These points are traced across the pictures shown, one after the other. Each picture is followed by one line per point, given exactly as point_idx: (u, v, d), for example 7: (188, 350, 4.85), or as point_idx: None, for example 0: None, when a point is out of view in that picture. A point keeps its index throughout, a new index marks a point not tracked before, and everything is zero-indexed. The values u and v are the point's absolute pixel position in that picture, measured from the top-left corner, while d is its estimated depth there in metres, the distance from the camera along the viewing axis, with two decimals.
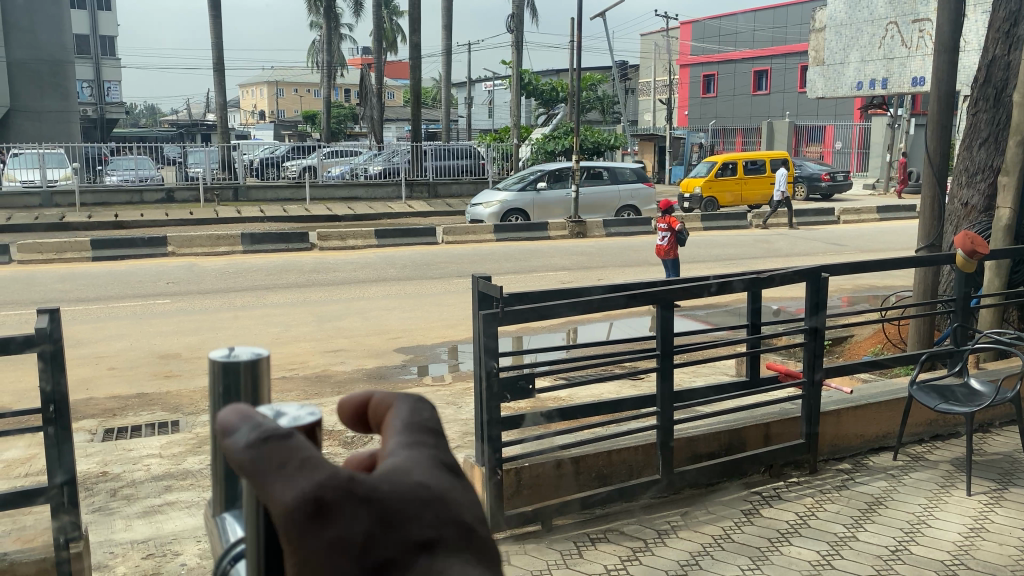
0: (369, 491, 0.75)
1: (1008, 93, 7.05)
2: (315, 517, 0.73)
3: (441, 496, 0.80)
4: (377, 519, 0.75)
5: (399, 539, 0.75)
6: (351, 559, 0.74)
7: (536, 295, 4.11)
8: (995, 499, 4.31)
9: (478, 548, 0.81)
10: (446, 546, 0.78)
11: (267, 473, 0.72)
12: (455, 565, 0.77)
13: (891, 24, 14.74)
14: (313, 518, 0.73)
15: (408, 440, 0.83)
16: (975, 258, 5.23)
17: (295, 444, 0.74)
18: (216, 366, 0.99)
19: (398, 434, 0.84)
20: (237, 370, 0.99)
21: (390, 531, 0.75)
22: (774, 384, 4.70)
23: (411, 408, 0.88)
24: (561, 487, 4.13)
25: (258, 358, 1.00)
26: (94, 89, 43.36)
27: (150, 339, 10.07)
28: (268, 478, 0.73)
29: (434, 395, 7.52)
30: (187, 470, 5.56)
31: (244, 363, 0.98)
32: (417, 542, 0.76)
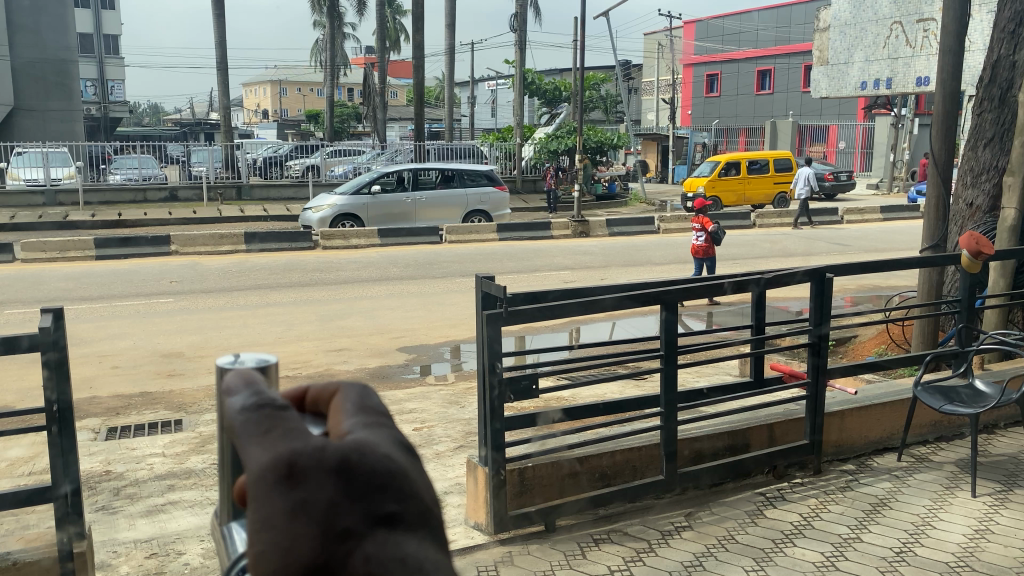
0: (333, 454, 0.75)
1: (1013, 93, 7.02)
2: (283, 480, 0.75)
3: (402, 470, 0.79)
4: (341, 480, 0.75)
5: (357, 507, 0.74)
6: (309, 525, 0.73)
7: (541, 295, 4.10)
8: (999, 501, 4.29)
9: (436, 529, 0.79)
10: (406, 518, 0.77)
11: (249, 435, 0.78)
12: (411, 539, 0.75)
13: (895, 23, 14.64)
14: (281, 477, 0.74)
15: (364, 421, 0.84)
16: (980, 258, 5.21)
17: (283, 417, 0.80)
18: (222, 373, 1.03)
19: (353, 416, 0.85)
20: (244, 381, 1.03)
21: (348, 495, 0.74)
22: (779, 385, 4.68)
23: (366, 399, 0.90)
24: (566, 488, 4.12)
25: (262, 367, 1.04)
26: (98, 87, 43.38)
27: (154, 338, 10.08)
28: (248, 440, 0.79)
29: (437, 395, 7.51)
30: (190, 469, 5.56)
31: (253, 368, 1.02)
32: (375, 510, 0.75)
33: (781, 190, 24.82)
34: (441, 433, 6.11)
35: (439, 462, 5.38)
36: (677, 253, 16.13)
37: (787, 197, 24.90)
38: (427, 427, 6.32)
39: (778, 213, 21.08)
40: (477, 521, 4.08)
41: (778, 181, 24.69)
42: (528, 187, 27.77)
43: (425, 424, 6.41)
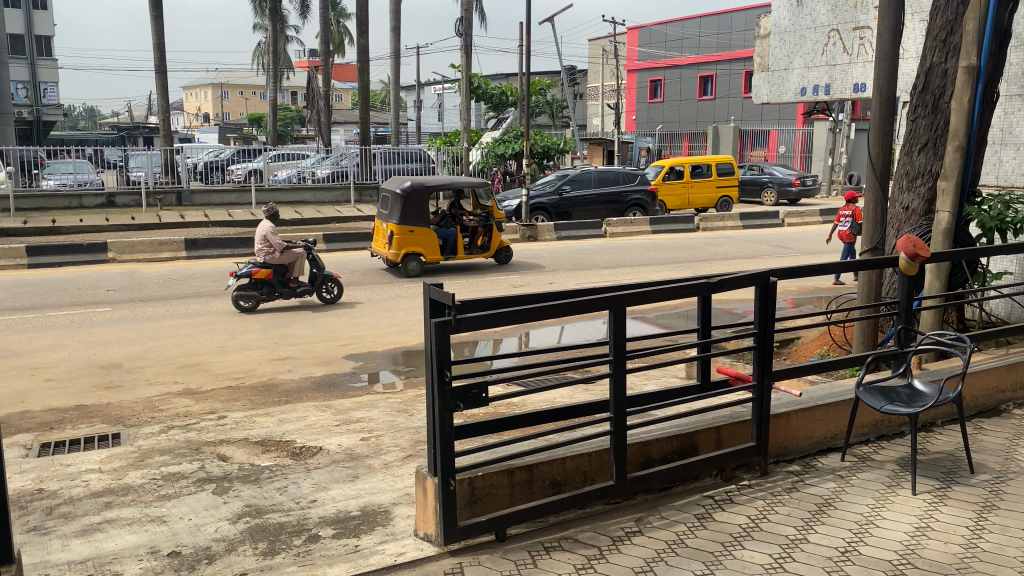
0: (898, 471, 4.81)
1: (945, 100, 7.19)
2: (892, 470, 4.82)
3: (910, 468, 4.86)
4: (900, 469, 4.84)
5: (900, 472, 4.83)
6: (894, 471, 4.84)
7: (488, 301, 4.05)
8: (938, 498, 4.40)
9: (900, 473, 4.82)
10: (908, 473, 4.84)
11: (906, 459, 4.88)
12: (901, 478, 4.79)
13: (832, 31, 12.02)
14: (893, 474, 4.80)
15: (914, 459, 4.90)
16: (916, 261, 5.32)
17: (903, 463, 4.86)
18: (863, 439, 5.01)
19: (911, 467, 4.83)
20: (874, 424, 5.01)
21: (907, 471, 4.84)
22: (725, 388, 4.71)
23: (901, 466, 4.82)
24: (513, 498, 4.07)
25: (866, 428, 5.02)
26: (29, 90, 41.86)
27: (89, 349, 9.77)
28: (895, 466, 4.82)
29: (385, 404, 7.42)
30: (129, 485, 5.37)
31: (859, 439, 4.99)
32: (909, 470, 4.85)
33: (724, 194, 25.06)
34: (389, 442, 6.03)
35: (387, 473, 5.29)
36: (626, 257, 16.29)
37: (730, 201, 25.14)
38: (374, 436, 6.22)
39: (721, 216, 21.54)
40: (426, 532, 4.04)
41: (721, 184, 24.96)
42: None
43: (372, 434, 6.32)
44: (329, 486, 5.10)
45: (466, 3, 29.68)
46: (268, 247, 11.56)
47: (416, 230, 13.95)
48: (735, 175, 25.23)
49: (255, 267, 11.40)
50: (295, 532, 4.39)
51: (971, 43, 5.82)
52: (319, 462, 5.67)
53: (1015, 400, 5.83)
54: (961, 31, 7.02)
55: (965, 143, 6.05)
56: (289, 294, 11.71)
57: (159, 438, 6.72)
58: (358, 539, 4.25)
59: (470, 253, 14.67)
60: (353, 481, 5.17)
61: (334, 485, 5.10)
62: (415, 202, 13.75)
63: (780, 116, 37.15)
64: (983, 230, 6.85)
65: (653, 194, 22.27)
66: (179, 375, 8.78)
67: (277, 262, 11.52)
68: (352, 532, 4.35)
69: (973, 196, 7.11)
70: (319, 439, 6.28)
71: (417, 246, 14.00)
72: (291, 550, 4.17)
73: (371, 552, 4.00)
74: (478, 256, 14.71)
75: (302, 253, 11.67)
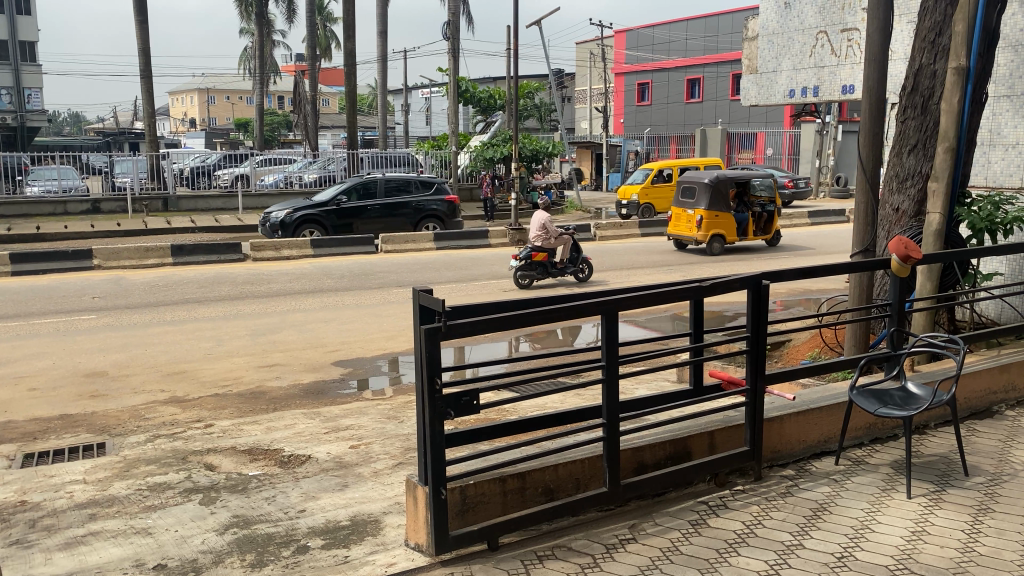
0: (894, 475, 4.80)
1: (934, 102, 7.18)
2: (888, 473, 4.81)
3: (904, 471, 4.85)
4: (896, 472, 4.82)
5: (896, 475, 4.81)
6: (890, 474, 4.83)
7: (478, 305, 3.99)
8: (934, 501, 4.37)
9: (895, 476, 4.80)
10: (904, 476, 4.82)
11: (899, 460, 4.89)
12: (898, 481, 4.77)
13: (820, 33, 12.06)
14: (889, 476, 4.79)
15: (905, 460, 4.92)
16: (908, 262, 5.30)
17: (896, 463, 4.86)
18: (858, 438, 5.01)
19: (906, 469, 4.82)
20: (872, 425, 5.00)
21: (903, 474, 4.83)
22: (718, 392, 4.66)
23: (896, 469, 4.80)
24: (505, 506, 4.01)
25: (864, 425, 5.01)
26: (13, 96, 41.55)
27: (75, 357, 9.65)
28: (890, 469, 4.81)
29: (375, 410, 7.35)
30: (114, 496, 5.27)
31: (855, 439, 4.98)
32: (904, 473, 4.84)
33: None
34: (379, 450, 5.96)
35: (378, 481, 5.22)
36: (614, 260, 16.26)
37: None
38: (364, 444, 6.15)
39: None
40: (417, 542, 3.97)
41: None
42: (465, 196, 27.83)
43: (362, 442, 6.24)
44: (318, 496, 5.02)
45: (453, 7, 29.67)
46: (544, 233, 13.39)
47: (719, 215, 16.98)
48: (724, 177, 25.28)
49: (535, 250, 13.30)
50: (284, 543, 4.32)
51: (960, 44, 5.82)
52: (308, 471, 5.59)
53: (1008, 401, 5.82)
54: (949, 32, 7.03)
55: (955, 143, 6.04)
56: (558, 274, 13.58)
57: (145, 447, 6.62)
58: (349, 549, 4.18)
59: (756, 235, 17.62)
60: (342, 490, 5.09)
61: (323, 495, 5.02)
62: (720, 191, 16.82)
63: (767, 119, 37.24)
64: (973, 230, 6.84)
65: (451, 203, 19.90)
66: (165, 383, 8.68)
67: (551, 246, 13.36)
68: (342, 543, 4.28)
69: (963, 196, 7.12)
70: (308, 447, 6.20)
71: (720, 228, 16.97)
72: (280, 562, 4.08)
73: (362, 563, 3.94)
74: (761, 238, 17.69)
75: (569, 240, 13.48)
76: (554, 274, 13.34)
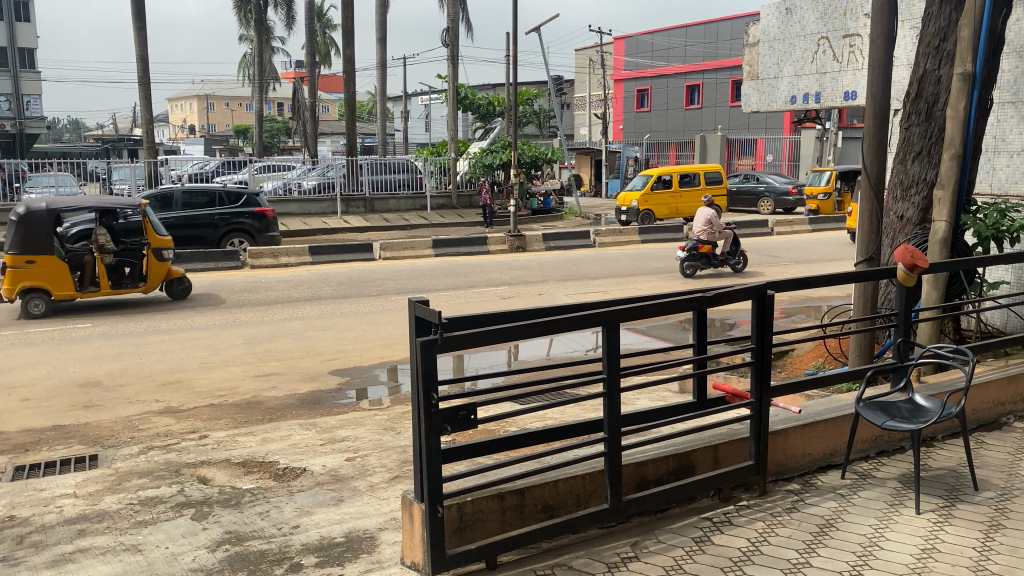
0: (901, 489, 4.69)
1: (939, 108, 7.10)
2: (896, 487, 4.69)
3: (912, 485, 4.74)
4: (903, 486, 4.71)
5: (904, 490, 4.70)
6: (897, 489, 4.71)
7: (476, 317, 3.89)
8: (943, 518, 4.25)
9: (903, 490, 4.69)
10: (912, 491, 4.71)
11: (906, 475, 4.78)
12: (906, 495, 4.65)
13: (822, 39, 11.84)
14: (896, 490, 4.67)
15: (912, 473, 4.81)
16: (915, 271, 5.20)
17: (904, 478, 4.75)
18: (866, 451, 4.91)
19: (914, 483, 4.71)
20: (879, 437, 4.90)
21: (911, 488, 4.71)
22: (721, 405, 4.56)
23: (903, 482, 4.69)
24: (503, 523, 3.90)
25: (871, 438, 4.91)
26: (12, 102, 41.45)
27: (69, 366, 9.53)
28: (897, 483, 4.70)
29: (372, 421, 7.24)
30: (104, 511, 5.16)
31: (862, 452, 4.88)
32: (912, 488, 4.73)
33: (713, 203, 25.06)
34: (375, 462, 5.86)
35: (373, 496, 5.10)
36: (614, 267, 16.17)
37: (718, 210, 25.13)
38: (360, 456, 6.05)
39: None
40: (413, 560, 3.87)
41: (708, 194, 24.98)
42: (464, 202, 27.76)
43: (358, 454, 6.13)
44: (312, 511, 4.91)
45: (452, 14, 29.63)
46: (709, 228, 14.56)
47: None
48: (723, 183, 25.21)
49: (701, 243, 14.55)
50: (277, 561, 4.20)
51: (966, 50, 5.73)
52: (302, 484, 5.48)
53: (1016, 412, 5.72)
54: (954, 38, 6.94)
55: (961, 150, 5.95)
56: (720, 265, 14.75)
57: (137, 460, 6.50)
58: (342, 568, 4.07)
59: None
60: (337, 505, 4.98)
61: (317, 510, 4.91)
62: None
63: (767, 125, 37.21)
64: (979, 239, 6.74)
65: (261, 217, 18.46)
66: (160, 393, 8.56)
67: (715, 239, 14.58)
68: (336, 560, 4.16)
69: (968, 204, 7.03)
70: (302, 460, 6.09)
71: None
72: None
73: None
74: None
75: (731, 233, 14.62)
76: (718, 264, 14.65)
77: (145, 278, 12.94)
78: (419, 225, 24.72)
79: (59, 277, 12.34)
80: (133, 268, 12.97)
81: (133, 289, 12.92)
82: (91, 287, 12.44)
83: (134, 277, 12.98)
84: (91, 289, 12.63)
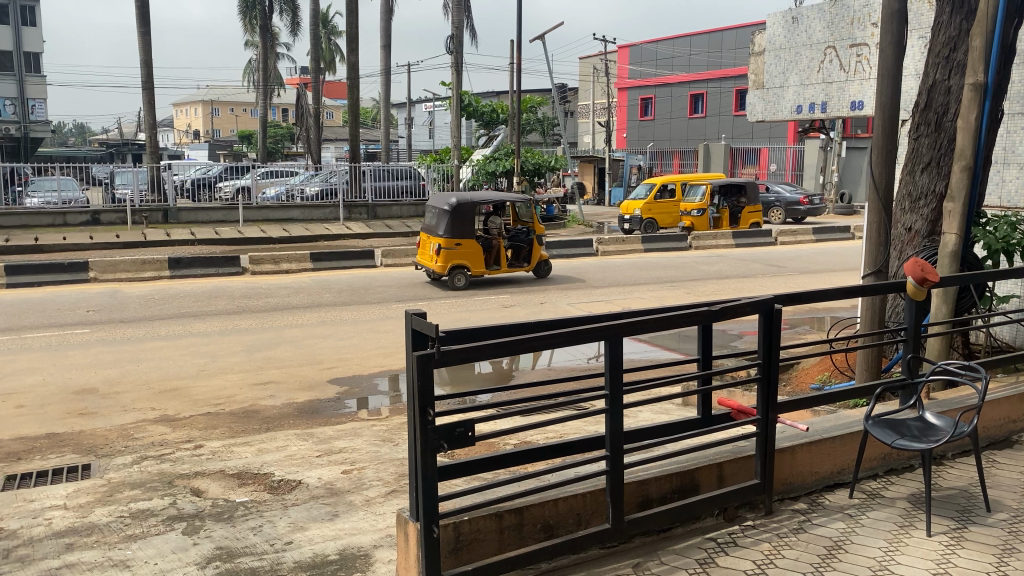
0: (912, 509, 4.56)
1: (949, 119, 6.99)
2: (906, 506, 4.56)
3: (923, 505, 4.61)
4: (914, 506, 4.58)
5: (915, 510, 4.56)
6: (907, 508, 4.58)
7: (474, 331, 3.79)
8: (955, 540, 4.12)
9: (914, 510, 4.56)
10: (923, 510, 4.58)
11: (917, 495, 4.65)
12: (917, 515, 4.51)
13: (828, 49, 11.72)
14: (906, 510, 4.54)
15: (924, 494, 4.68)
16: (925, 286, 5.07)
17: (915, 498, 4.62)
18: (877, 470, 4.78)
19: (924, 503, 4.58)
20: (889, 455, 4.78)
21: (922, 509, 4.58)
22: (726, 422, 4.44)
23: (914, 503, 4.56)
24: (502, 544, 3.78)
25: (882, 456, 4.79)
26: (17, 106, 41.45)
27: (65, 373, 9.43)
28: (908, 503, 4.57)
29: (370, 432, 7.12)
30: (94, 524, 5.04)
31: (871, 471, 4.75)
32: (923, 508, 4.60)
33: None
34: (372, 475, 5.74)
35: (369, 511, 4.99)
36: (617, 276, 16.05)
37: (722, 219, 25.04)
38: (357, 469, 5.93)
39: (714, 235, 21.34)
40: None
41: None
42: None
43: (354, 466, 6.02)
44: (306, 526, 4.79)
45: (456, 21, 29.58)
46: None
47: None
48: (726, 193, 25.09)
49: None
50: None
51: (977, 60, 5.63)
52: (297, 498, 5.35)
53: None
54: (965, 47, 6.85)
55: (972, 162, 5.84)
56: None
57: (130, 470, 6.39)
58: None
59: None
60: (332, 520, 4.86)
61: (311, 525, 4.79)
62: None
63: (771, 134, 37.14)
64: (988, 251, 6.64)
65: None
66: (156, 401, 8.45)
67: None
68: None
69: (977, 216, 6.92)
70: (298, 472, 5.97)
71: None
72: None
73: None
74: None
75: None
76: None
77: (529, 258, 15.30)
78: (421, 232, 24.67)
79: (479, 256, 14.68)
80: (521, 251, 15.41)
81: (522, 268, 15.32)
82: (497, 266, 14.89)
83: (520, 258, 15.38)
84: (498, 266, 14.99)
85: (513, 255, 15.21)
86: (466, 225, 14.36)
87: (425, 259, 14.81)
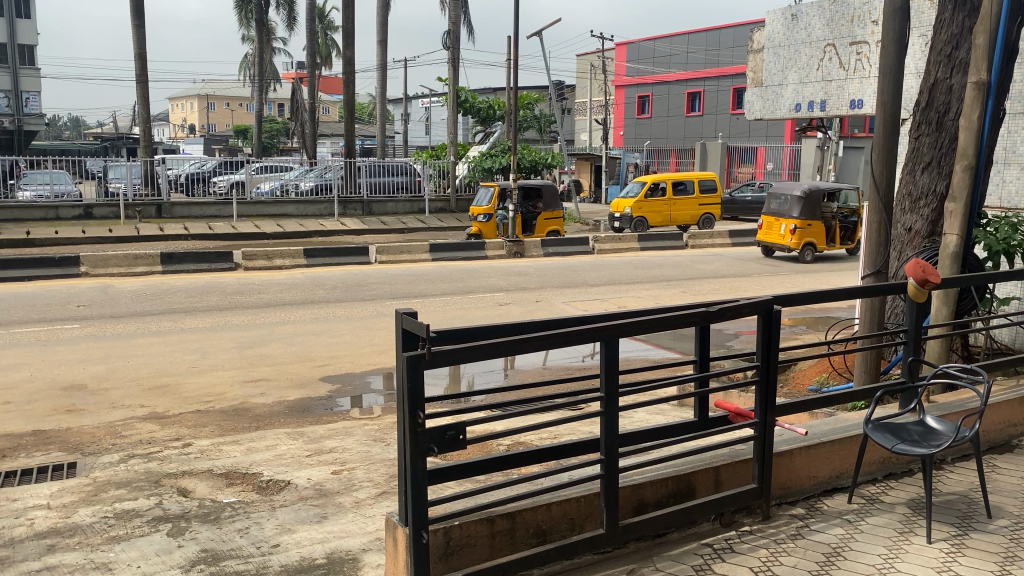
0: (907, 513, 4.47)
1: (951, 118, 6.90)
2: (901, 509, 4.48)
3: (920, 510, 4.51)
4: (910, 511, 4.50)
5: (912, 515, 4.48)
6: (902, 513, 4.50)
7: (467, 331, 3.69)
8: (956, 547, 4.04)
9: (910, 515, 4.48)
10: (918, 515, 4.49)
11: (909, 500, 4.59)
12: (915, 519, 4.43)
13: (828, 46, 11.62)
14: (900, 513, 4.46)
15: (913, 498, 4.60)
16: (926, 287, 4.98)
17: (910, 504, 4.54)
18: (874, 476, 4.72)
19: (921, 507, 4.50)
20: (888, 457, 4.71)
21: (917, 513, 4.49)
22: (724, 426, 4.34)
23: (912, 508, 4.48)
24: (491, 550, 3.68)
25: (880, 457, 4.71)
26: (10, 98, 41.10)
27: (53, 369, 9.31)
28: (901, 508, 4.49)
29: (361, 432, 7.01)
30: (76, 525, 4.93)
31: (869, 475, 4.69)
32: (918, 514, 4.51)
33: (707, 211, 24.82)
34: (362, 476, 5.64)
35: (359, 514, 4.88)
36: (613, 274, 15.96)
37: (712, 218, 24.93)
38: (347, 469, 5.83)
39: (710, 233, 21.27)
40: None
41: (703, 202, 24.76)
42: (462, 206, 27.56)
43: (345, 467, 5.92)
44: (294, 528, 4.69)
45: (453, 16, 29.44)
46: None
47: None
48: (718, 192, 25.02)
49: None
50: None
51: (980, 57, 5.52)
52: (285, 499, 5.25)
53: None
54: (967, 46, 6.76)
55: (974, 162, 5.75)
56: None
57: (117, 468, 6.27)
58: None
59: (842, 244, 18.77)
60: (321, 522, 4.77)
61: (299, 528, 4.69)
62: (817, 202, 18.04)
63: (768, 133, 37.06)
64: (989, 252, 6.55)
65: None
66: (145, 398, 8.33)
67: None
68: None
69: (978, 217, 6.84)
70: (287, 472, 5.87)
71: None
72: None
73: None
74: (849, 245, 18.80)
75: None
76: None
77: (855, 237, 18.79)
78: (417, 228, 24.59)
79: (823, 234, 18.15)
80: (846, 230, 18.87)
81: (848, 245, 18.75)
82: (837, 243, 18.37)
83: (846, 236, 18.79)
84: (833, 243, 18.39)
85: (842, 234, 18.68)
86: (816, 209, 17.78)
87: (784, 237, 18.16)
